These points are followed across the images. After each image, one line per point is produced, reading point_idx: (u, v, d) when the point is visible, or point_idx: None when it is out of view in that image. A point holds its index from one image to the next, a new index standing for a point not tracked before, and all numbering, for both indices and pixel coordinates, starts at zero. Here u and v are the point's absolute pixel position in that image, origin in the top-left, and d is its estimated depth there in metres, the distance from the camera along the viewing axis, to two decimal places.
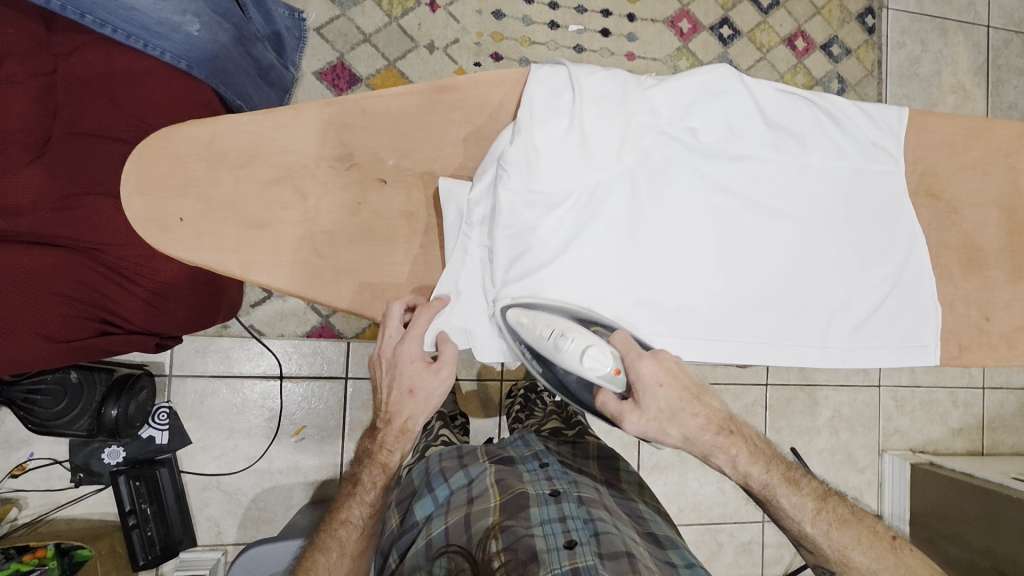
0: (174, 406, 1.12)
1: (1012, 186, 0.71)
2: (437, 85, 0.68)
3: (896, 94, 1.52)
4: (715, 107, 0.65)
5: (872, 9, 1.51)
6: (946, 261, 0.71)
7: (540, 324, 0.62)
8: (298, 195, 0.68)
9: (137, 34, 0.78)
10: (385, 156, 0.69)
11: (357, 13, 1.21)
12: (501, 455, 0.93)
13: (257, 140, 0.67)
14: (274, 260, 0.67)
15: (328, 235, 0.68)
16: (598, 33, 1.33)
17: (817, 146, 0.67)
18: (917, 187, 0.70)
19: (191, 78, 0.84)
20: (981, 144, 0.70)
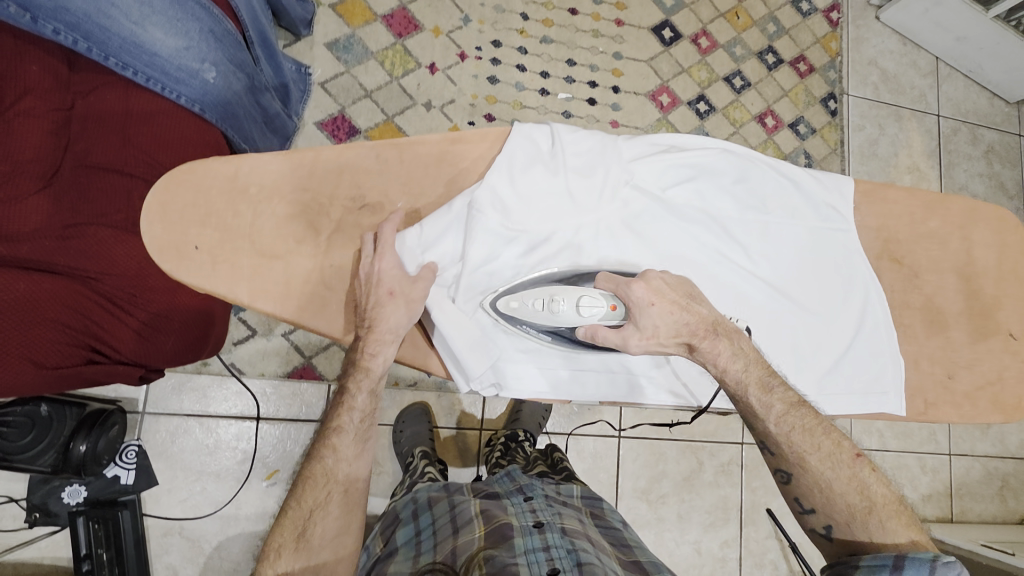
0: (143, 444, 1.09)
1: (968, 255, 0.77)
2: (448, 136, 0.72)
3: (857, 171, 1.65)
4: (687, 166, 0.69)
5: (834, 95, 1.65)
6: (909, 320, 0.75)
7: (530, 297, 0.66)
8: (313, 230, 0.70)
9: (156, 78, 0.81)
10: (395, 199, 0.72)
11: (360, 71, 1.29)
12: (487, 490, 0.94)
13: (279, 179, 0.70)
14: (282, 292, 0.69)
15: (337, 269, 0.71)
16: (585, 102, 1.43)
17: (780, 208, 0.72)
18: (880, 252, 0.75)
19: (202, 122, 0.88)
20: (938, 214, 0.77)
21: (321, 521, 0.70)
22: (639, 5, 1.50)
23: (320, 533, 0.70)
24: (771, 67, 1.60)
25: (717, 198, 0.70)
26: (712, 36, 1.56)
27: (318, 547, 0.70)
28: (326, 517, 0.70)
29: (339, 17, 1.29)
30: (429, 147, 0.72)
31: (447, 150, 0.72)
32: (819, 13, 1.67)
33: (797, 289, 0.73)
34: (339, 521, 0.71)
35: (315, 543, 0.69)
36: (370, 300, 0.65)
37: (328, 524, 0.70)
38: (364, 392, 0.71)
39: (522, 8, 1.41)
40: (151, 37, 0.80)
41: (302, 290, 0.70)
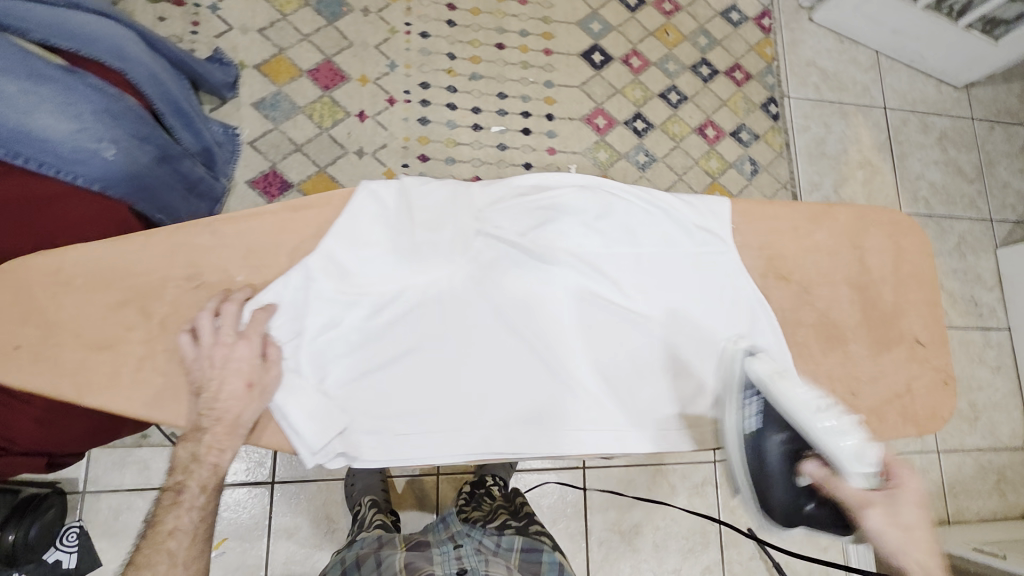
0: (85, 525, 1.08)
1: (859, 265, 0.74)
2: (289, 205, 0.71)
3: (808, 172, 1.64)
4: (543, 210, 0.68)
5: (774, 99, 1.65)
6: (803, 338, 0.71)
7: (804, 392, 0.64)
8: (144, 314, 0.69)
9: (51, 162, 0.81)
10: (234, 274, 0.70)
11: (289, 126, 1.30)
12: (417, 539, 0.94)
13: (107, 266, 0.69)
14: (110, 382, 0.67)
15: (171, 352, 0.69)
16: (520, 132, 1.43)
17: (652, 238, 0.69)
18: (764, 270, 0.71)
19: (107, 199, 0.89)
20: (822, 226, 0.74)
21: None
22: (566, 33, 1.52)
23: None
24: (706, 78, 1.60)
25: (577, 237, 0.67)
26: (644, 54, 1.57)
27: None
28: None
29: (264, 76, 1.31)
30: (265, 220, 0.71)
31: (286, 219, 0.71)
32: (751, 21, 1.69)
33: (671, 323, 0.69)
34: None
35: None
36: (221, 387, 0.64)
37: None
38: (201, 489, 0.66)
39: (448, 48, 1.43)
40: (43, 125, 0.80)
41: (136, 377, 0.67)
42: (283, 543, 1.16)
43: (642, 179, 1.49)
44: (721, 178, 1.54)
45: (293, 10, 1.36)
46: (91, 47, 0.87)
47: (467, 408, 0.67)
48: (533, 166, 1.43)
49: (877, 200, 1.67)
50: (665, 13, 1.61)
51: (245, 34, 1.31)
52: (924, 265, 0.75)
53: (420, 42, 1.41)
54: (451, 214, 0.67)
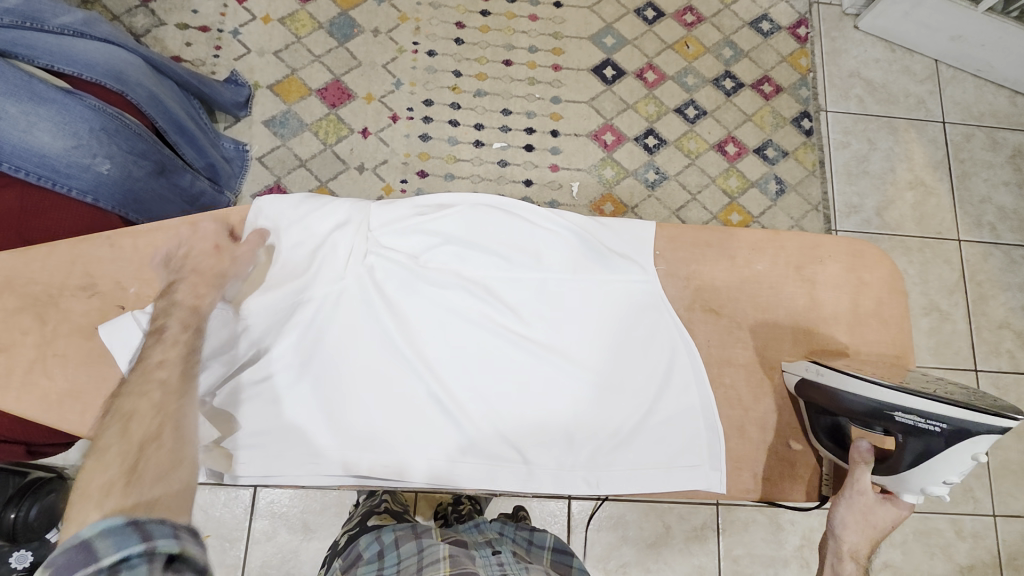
0: None
1: (810, 299, 0.72)
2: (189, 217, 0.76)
3: (845, 192, 1.49)
4: (438, 232, 0.71)
5: (808, 113, 1.52)
6: (730, 379, 0.71)
7: (956, 468, 0.59)
8: (39, 320, 0.74)
9: (47, 175, 0.90)
10: (127, 284, 0.75)
11: (296, 142, 1.36)
12: (456, 536, 0.86)
13: (10, 274, 0.75)
14: (5, 383, 0.72)
15: (61, 356, 0.73)
16: (522, 148, 1.41)
17: (554, 262, 0.71)
18: (691, 302, 0.72)
19: (100, 210, 0.97)
20: (766, 257, 0.72)
21: (152, 453, 0.57)
22: (577, 48, 1.49)
23: (153, 465, 0.56)
24: (730, 92, 1.51)
25: (470, 261, 0.71)
26: (660, 68, 1.50)
27: (150, 483, 0.54)
28: (159, 447, 0.58)
29: (276, 96, 1.38)
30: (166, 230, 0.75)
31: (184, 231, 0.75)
32: (784, 30, 1.57)
33: (557, 353, 0.70)
34: (171, 459, 0.58)
35: (148, 478, 0.54)
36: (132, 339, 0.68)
37: (164, 452, 0.57)
38: (177, 324, 0.67)
39: (454, 66, 1.44)
40: (38, 141, 0.88)
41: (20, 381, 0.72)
42: (259, 548, 1.18)
43: (652, 198, 1.41)
44: (741, 198, 1.44)
45: (307, 32, 1.42)
46: (92, 71, 0.95)
47: (349, 426, 0.69)
48: (534, 182, 1.40)
49: (930, 225, 1.49)
50: (686, 25, 1.54)
51: (262, 56, 1.39)
52: (889, 307, 0.72)
53: (426, 61, 1.44)
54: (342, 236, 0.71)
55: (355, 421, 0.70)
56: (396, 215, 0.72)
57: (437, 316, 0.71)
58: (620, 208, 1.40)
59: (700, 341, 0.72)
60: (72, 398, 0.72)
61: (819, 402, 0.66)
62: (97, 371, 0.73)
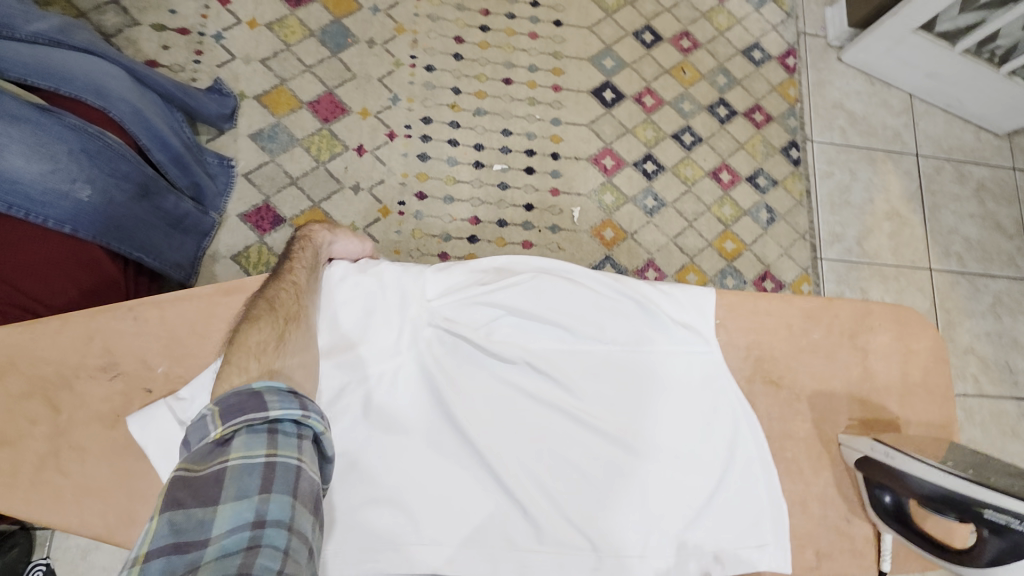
0: (52, 562, 1.05)
1: (863, 369, 0.74)
2: (222, 288, 0.73)
3: (829, 222, 1.54)
4: (502, 305, 0.72)
5: (796, 142, 1.57)
6: (792, 453, 0.72)
7: None
8: (50, 407, 0.69)
9: (20, 204, 0.80)
10: (155, 363, 0.71)
11: (286, 159, 1.28)
12: None
13: (14, 355, 0.69)
14: (11, 482, 0.66)
15: (77, 449, 0.68)
16: (522, 171, 1.38)
17: (617, 333, 0.72)
18: (752, 373, 0.74)
19: (79, 241, 0.87)
20: (821, 325, 0.75)
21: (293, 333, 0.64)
22: (577, 69, 1.47)
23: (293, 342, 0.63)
24: (723, 119, 1.53)
25: (533, 336, 0.72)
26: (657, 93, 1.51)
27: (289, 351, 0.62)
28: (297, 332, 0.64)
29: (263, 107, 1.29)
30: (194, 302, 0.73)
31: (218, 301, 0.73)
32: (774, 59, 1.61)
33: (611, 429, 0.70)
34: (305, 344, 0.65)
35: (288, 347, 0.62)
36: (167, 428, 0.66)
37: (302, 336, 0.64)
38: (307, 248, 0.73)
39: (453, 82, 1.39)
40: (12, 165, 0.79)
41: (33, 478, 0.67)
42: None
43: (650, 225, 1.42)
44: (734, 226, 1.46)
45: (297, 40, 1.34)
46: (70, 86, 0.87)
47: (410, 513, 0.66)
48: (535, 207, 1.37)
49: (905, 254, 1.56)
50: (682, 50, 1.55)
51: (248, 64, 1.30)
52: (937, 377, 0.75)
53: (424, 76, 1.38)
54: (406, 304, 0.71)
55: (416, 509, 0.66)
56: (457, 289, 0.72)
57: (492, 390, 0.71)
58: (619, 234, 1.39)
59: (762, 413, 0.73)
60: (89, 494, 0.67)
61: (882, 479, 0.66)
62: (119, 466, 0.68)
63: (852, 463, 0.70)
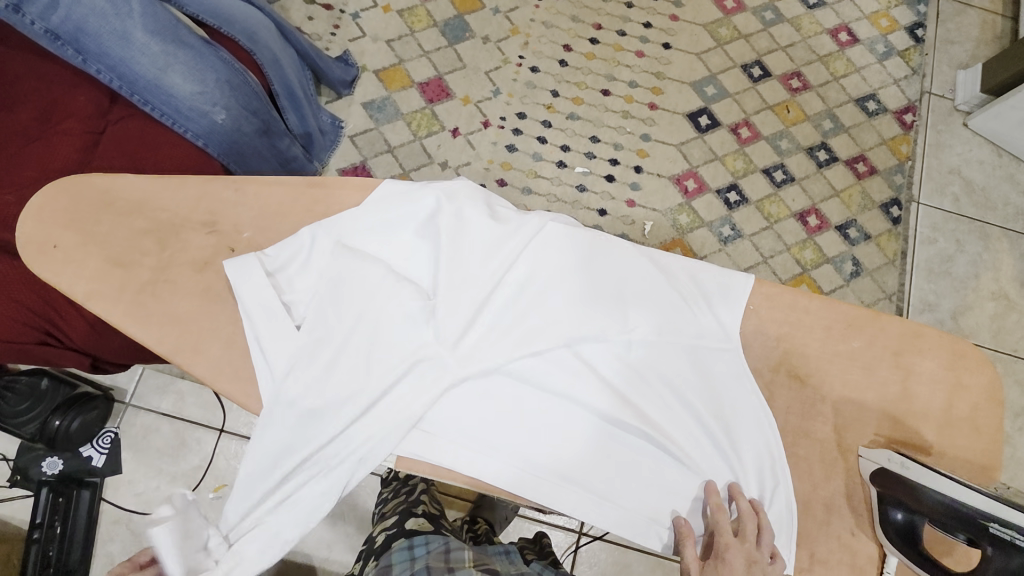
0: (119, 433, 1.20)
1: (903, 390, 0.69)
2: (308, 181, 0.76)
3: (923, 288, 1.42)
4: (561, 255, 0.72)
5: (899, 201, 1.48)
6: (804, 452, 0.69)
7: None
8: (159, 245, 0.74)
9: (170, 114, 0.97)
10: (244, 229, 0.75)
11: (388, 129, 1.40)
12: (489, 563, 0.80)
13: (144, 198, 0.76)
14: (115, 295, 0.71)
15: (170, 283, 0.73)
16: (603, 178, 1.42)
17: (655, 304, 0.70)
18: (777, 364, 0.70)
19: (206, 154, 1.03)
20: (863, 335, 0.70)
21: None
22: (677, 91, 1.49)
23: None
24: (822, 164, 1.48)
25: (584, 289, 0.71)
26: (755, 126, 1.49)
27: None
28: None
29: (380, 81, 1.43)
30: (285, 189, 0.76)
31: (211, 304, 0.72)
32: (890, 113, 1.54)
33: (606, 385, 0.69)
34: None
35: None
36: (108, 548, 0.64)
37: None
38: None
39: (554, 85, 1.47)
40: (172, 82, 0.95)
41: (133, 293, 0.71)
42: None
43: (721, 252, 1.40)
44: (813, 272, 1.40)
45: (421, 28, 1.47)
46: (230, 27, 1.04)
47: (443, 417, 0.69)
48: (608, 214, 1.40)
49: (1006, 340, 1.40)
50: (791, 90, 1.53)
51: (375, 42, 1.45)
52: (985, 418, 0.68)
53: (528, 76, 1.47)
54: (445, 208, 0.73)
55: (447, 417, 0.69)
56: (518, 230, 0.73)
57: (498, 317, 0.71)
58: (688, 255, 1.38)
59: (780, 408, 0.70)
60: (171, 323, 0.71)
61: (900, 496, 0.62)
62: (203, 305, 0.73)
63: (868, 477, 0.66)
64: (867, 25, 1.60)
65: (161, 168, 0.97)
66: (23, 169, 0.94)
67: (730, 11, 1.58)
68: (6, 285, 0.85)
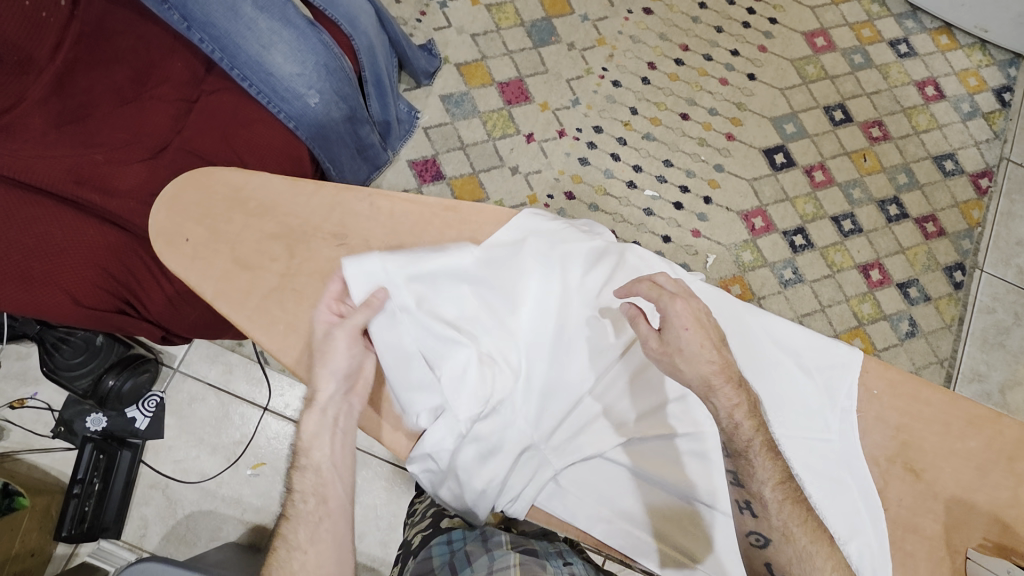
0: (164, 399, 1.21)
1: (1015, 495, 0.66)
2: (444, 204, 0.79)
3: (974, 357, 1.40)
4: None
5: (963, 266, 1.46)
6: (910, 547, 0.65)
7: None
8: (290, 252, 0.76)
9: (266, 93, 0.96)
10: (375, 246, 0.77)
11: (463, 125, 1.38)
12: (525, 546, 0.77)
13: (275, 200, 0.78)
14: (244, 296, 0.74)
15: (297, 293, 0.74)
16: (671, 204, 1.40)
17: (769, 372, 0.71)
18: (892, 454, 0.68)
19: (294, 137, 1.01)
20: (982, 435, 0.68)
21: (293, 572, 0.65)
22: (755, 125, 1.47)
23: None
24: (891, 218, 1.46)
25: None
26: (830, 170, 1.47)
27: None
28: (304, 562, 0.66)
29: (460, 76, 1.41)
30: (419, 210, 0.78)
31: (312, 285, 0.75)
32: (966, 175, 1.51)
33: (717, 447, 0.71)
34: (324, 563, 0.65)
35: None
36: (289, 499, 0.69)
37: None
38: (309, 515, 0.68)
39: (634, 102, 1.44)
40: (273, 60, 0.94)
41: (252, 301, 0.74)
42: None
43: (780, 295, 1.38)
44: (869, 326, 1.38)
45: (507, 26, 1.45)
46: (334, 9, 1.02)
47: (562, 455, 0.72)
48: (672, 241, 1.38)
49: None
50: (870, 138, 1.50)
51: (460, 34, 1.43)
52: None
53: (609, 89, 1.44)
54: (563, 263, 0.75)
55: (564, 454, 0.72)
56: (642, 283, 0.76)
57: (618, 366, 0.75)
58: (746, 293, 1.37)
59: (892, 499, 0.67)
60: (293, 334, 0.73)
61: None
62: None
63: None
64: (955, 82, 1.57)
65: (253, 150, 0.96)
66: (114, 131, 0.92)
67: (820, 48, 1.54)
68: (81, 247, 0.84)
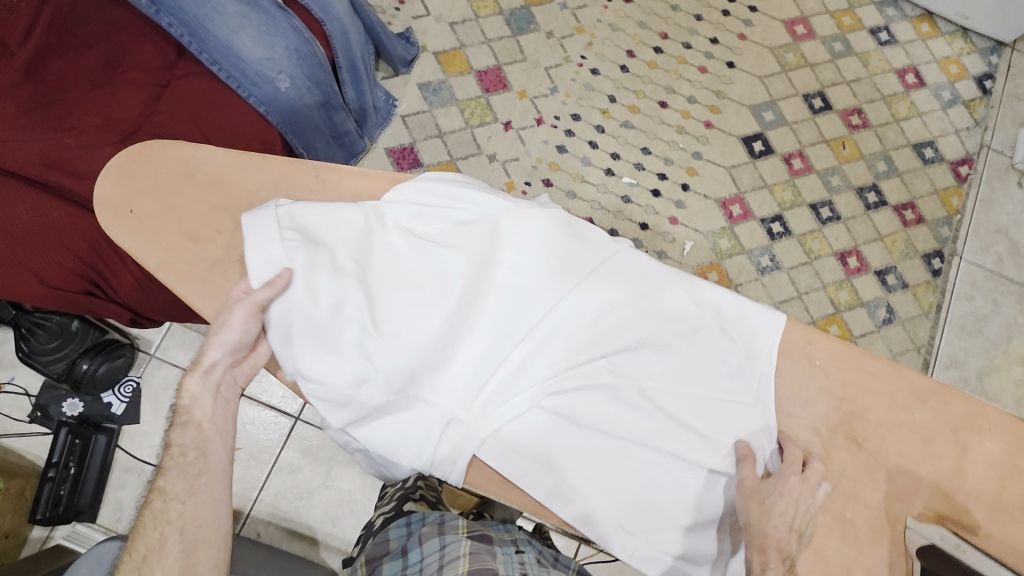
0: (140, 384, 1.22)
1: (958, 467, 0.66)
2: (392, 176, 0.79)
3: (952, 344, 1.40)
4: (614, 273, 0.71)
5: (941, 253, 1.46)
6: (852, 515, 0.65)
7: None
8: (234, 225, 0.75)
9: (236, 77, 0.96)
10: None
11: (440, 113, 1.39)
12: (482, 531, 0.81)
13: (221, 173, 0.77)
14: (187, 269, 0.73)
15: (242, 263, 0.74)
16: (649, 191, 1.40)
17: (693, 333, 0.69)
18: (835, 424, 0.68)
19: (266, 122, 1.02)
20: (926, 407, 0.68)
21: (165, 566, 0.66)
22: (734, 112, 1.47)
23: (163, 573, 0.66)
24: (870, 206, 1.46)
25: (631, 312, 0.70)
26: (809, 158, 1.47)
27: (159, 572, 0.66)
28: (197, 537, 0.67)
29: (438, 64, 1.41)
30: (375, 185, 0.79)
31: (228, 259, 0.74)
32: (946, 162, 1.51)
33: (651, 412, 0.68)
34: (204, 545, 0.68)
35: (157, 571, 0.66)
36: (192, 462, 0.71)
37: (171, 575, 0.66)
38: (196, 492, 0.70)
39: (612, 90, 1.44)
40: (241, 45, 0.94)
41: (198, 275, 0.73)
42: (280, 478, 1.20)
43: (757, 282, 1.38)
44: (846, 313, 1.39)
45: (486, 14, 1.45)
46: None
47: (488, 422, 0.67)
48: (649, 228, 1.38)
49: None
50: (850, 126, 1.50)
51: (438, 23, 1.43)
52: None
53: (588, 77, 1.44)
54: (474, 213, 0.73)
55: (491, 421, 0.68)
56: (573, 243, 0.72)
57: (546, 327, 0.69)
58: (723, 280, 1.37)
59: (831, 470, 0.67)
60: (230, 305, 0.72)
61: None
62: None
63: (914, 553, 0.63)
64: (936, 70, 1.57)
65: (223, 133, 0.96)
66: (82, 115, 0.91)
67: (801, 36, 1.54)
68: (48, 229, 0.84)
